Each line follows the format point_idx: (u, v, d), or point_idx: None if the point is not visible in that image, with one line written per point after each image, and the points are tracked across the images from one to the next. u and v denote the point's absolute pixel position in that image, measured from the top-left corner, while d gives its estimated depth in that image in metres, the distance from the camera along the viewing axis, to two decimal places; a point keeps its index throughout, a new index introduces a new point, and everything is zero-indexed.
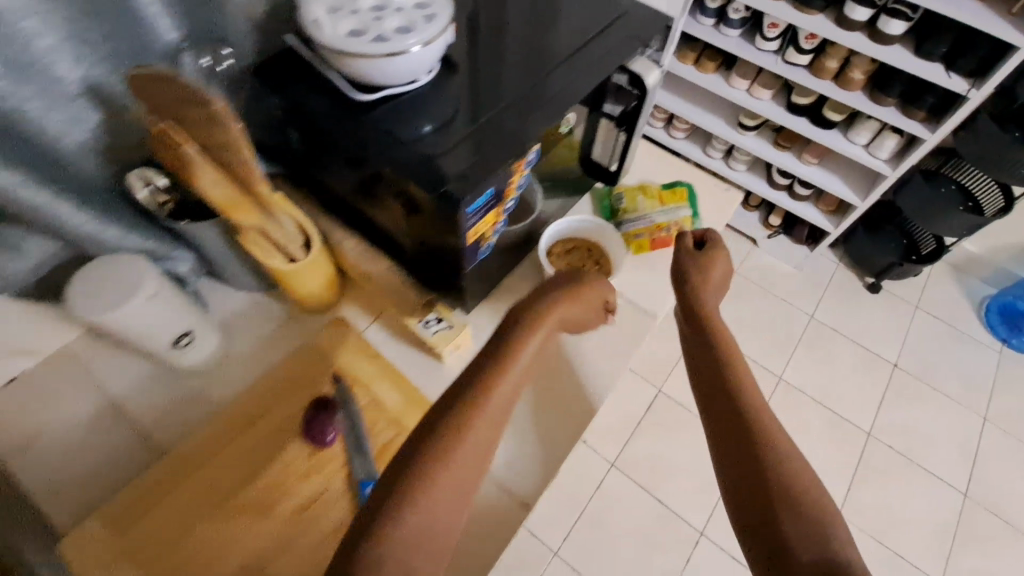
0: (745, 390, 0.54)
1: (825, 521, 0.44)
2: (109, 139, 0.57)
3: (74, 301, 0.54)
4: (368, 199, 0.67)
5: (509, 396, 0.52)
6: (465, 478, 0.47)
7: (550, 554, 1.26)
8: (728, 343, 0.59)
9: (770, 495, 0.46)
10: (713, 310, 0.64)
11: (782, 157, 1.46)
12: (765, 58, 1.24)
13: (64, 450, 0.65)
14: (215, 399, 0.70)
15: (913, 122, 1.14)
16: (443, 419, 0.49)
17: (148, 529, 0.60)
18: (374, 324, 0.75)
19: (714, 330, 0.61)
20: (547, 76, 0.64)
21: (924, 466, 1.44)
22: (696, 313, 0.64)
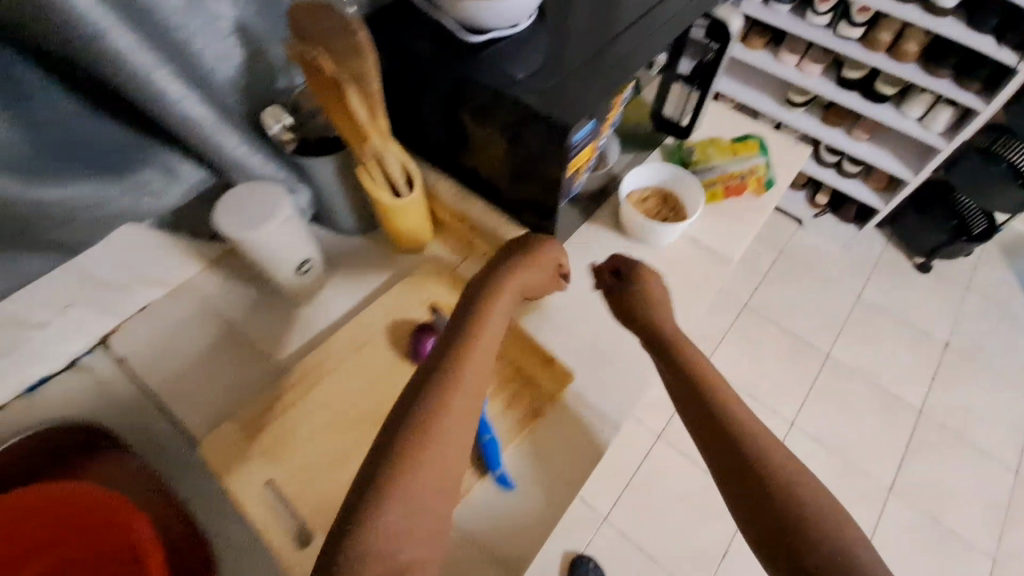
0: (728, 407, 0.54)
1: (830, 532, 0.45)
2: (245, 80, 0.61)
3: (219, 222, 0.59)
4: (468, 138, 0.71)
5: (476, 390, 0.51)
6: (441, 478, 0.46)
7: (599, 518, 1.28)
8: (689, 356, 0.60)
9: (782, 515, 0.47)
10: (668, 324, 0.64)
11: (833, 133, 1.48)
12: (817, 33, 1.30)
13: (188, 371, 0.71)
14: (322, 327, 0.75)
15: (967, 92, 1.20)
16: (411, 414, 0.48)
17: (276, 435, 0.65)
18: (464, 262, 0.79)
19: (673, 344, 0.62)
20: (614, 38, 0.66)
21: (971, 441, 1.43)
22: (650, 333, 0.64)
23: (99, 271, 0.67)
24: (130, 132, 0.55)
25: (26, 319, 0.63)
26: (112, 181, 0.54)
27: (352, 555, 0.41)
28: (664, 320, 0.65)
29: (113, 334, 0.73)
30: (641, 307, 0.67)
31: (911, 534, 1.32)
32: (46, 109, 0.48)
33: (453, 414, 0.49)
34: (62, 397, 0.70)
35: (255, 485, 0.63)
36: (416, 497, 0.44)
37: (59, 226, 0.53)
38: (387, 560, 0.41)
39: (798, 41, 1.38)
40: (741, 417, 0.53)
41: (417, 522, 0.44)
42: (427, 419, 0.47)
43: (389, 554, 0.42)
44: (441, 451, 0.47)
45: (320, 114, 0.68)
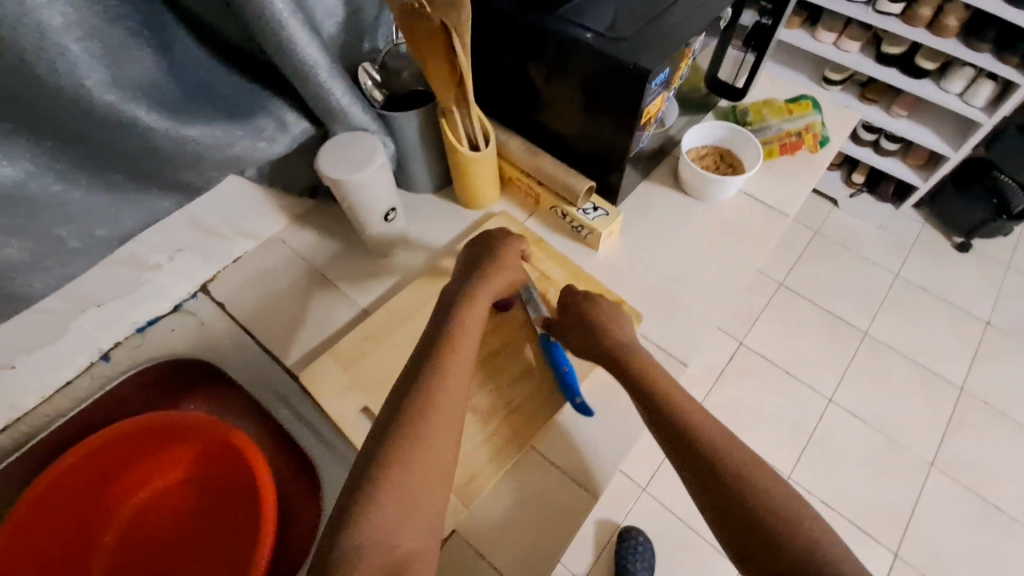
0: (690, 415, 0.56)
1: (794, 523, 0.49)
2: (342, 36, 0.68)
3: (321, 166, 0.63)
4: (541, 95, 0.76)
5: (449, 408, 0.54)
6: (431, 475, 0.51)
7: (639, 489, 1.20)
8: (647, 368, 0.61)
9: (749, 511, 0.50)
10: (627, 338, 0.65)
11: (869, 111, 1.39)
12: (855, 8, 1.21)
13: (280, 314, 0.76)
14: (400, 274, 0.79)
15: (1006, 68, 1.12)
16: (394, 424, 0.52)
17: (369, 367, 0.70)
18: (532, 218, 0.86)
19: (629, 358, 0.62)
20: (668, 8, 0.70)
21: (1019, 420, 1.31)
22: (607, 350, 0.64)
23: (204, 218, 0.73)
24: (247, 82, 0.60)
25: (144, 260, 0.70)
26: (235, 126, 0.59)
27: (350, 550, 0.46)
28: (620, 335, 0.65)
29: (210, 282, 0.79)
30: (597, 325, 0.65)
31: (955, 514, 1.22)
32: (185, 53, 0.54)
33: (439, 413, 0.53)
34: (167, 339, 0.75)
35: (353, 412, 0.68)
36: (405, 497, 0.49)
37: (186, 165, 0.58)
38: (387, 553, 0.46)
39: (835, 17, 1.29)
40: (702, 424, 0.55)
41: (408, 521, 0.48)
42: (412, 425, 0.52)
43: (384, 550, 0.46)
44: (425, 454, 0.51)
45: (405, 71, 0.72)
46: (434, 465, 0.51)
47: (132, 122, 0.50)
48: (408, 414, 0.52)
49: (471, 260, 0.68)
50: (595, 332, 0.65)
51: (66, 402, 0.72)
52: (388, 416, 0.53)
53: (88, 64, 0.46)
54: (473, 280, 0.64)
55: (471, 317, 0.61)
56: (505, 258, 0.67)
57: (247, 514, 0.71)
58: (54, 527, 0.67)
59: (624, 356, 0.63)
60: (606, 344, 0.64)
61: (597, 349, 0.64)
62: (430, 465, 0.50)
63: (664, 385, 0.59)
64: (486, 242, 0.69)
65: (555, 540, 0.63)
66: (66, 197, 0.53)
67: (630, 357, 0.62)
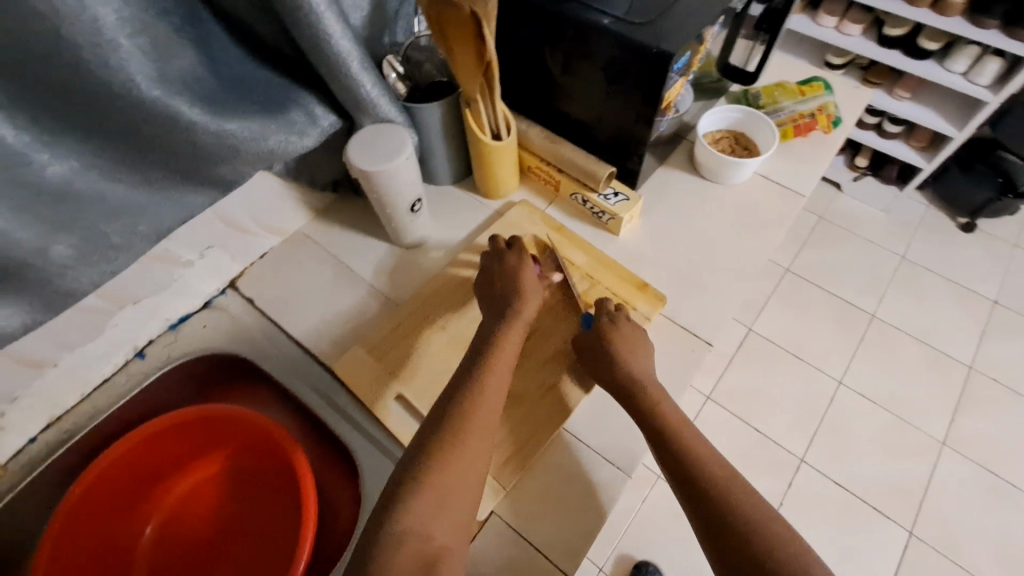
0: (682, 435, 0.56)
1: (787, 549, 0.46)
2: (367, 30, 0.70)
3: (353, 159, 0.64)
4: (562, 83, 0.77)
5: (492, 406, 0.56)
6: (472, 474, 0.52)
7: (654, 476, 1.20)
8: (658, 399, 0.61)
9: (739, 529, 0.48)
10: (640, 365, 0.64)
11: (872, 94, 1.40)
12: None
13: (309, 307, 0.77)
14: (426, 264, 0.81)
15: (1014, 42, 1.12)
16: (443, 423, 0.54)
17: (401, 355, 0.72)
18: (553, 205, 0.87)
19: (641, 386, 0.62)
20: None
21: None
22: (621, 376, 0.63)
23: (233, 214, 0.74)
24: (279, 77, 0.61)
25: (177, 258, 0.71)
26: (269, 120, 0.60)
27: (391, 533, 0.47)
28: (636, 360, 0.64)
29: (238, 279, 0.80)
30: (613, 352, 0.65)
31: (969, 490, 1.23)
32: (222, 49, 0.56)
33: (479, 416, 0.55)
34: (199, 335, 0.77)
35: (388, 399, 0.69)
36: (438, 503, 0.49)
37: (224, 160, 0.59)
38: (424, 541, 0.47)
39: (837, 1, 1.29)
40: (708, 457, 0.54)
41: (443, 517, 0.49)
42: (454, 419, 0.54)
43: (420, 540, 0.46)
44: (466, 451, 0.53)
45: (427, 63, 0.75)
46: (474, 459, 0.53)
47: (175, 117, 0.52)
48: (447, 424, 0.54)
49: (495, 283, 0.69)
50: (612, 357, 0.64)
51: (104, 399, 0.73)
52: (439, 411, 0.56)
53: (136, 61, 0.48)
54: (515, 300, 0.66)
55: (507, 340, 0.62)
56: (525, 280, 0.68)
57: (287, 501, 0.72)
58: (101, 519, 0.68)
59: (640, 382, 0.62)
60: (619, 370, 0.63)
61: (612, 376, 0.64)
62: (469, 461, 0.52)
63: (673, 416, 0.59)
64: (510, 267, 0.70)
65: (591, 515, 0.64)
66: (108, 192, 0.55)
67: (642, 387, 0.62)
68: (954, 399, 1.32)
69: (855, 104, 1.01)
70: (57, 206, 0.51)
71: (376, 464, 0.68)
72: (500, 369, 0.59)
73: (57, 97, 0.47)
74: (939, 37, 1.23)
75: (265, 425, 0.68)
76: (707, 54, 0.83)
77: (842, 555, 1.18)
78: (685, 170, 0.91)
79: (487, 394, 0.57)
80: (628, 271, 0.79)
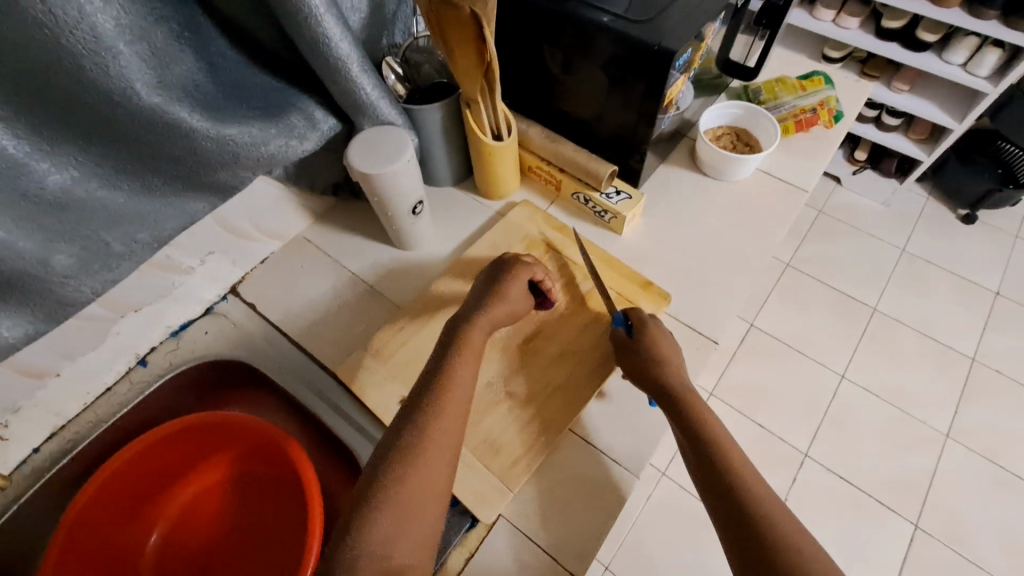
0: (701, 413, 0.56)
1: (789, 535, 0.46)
2: (366, 32, 0.70)
3: (354, 162, 0.64)
4: (563, 82, 0.76)
5: (459, 410, 0.54)
6: (434, 485, 0.49)
7: (657, 473, 1.20)
8: (691, 400, 0.58)
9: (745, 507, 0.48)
10: (672, 367, 0.62)
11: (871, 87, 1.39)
12: None
13: (310, 311, 0.77)
14: (428, 267, 0.80)
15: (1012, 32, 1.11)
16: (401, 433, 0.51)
17: (404, 359, 0.71)
18: (554, 205, 0.87)
19: (675, 387, 0.59)
20: None
21: None
22: (652, 376, 0.61)
23: (233, 219, 0.73)
24: (278, 82, 0.61)
25: (178, 264, 0.71)
26: (270, 125, 0.60)
27: (347, 554, 0.45)
28: (664, 359, 0.62)
29: (238, 284, 0.79)
30: (645, 352, 0.63)
31: (972, 482, 1.23)
32: (220, 55, 0.55)
33: (442, 423, 0.52)
34: (201, 342, 0.76)
35: (392, 403, 0.69)
36: (397, 523, 0.46)
37: (224, 166, 0.59)
38: (380, 563, 0.44)
39: None
40: (742, 467, 0.51)
41: (404, 533, 0.46)
42: (417, 426, 0.52)
43: (379, 560, 0.44)
44: (427, 461, 0.50)
45: (426, 65, 0.74)
46: (435, 470, 0.50)
47: (175, 124, 0.52)
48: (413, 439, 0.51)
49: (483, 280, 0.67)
50: (642, 359, 0.63)
51: (107, 408, 0.73)
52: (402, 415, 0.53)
53: (136, 68, 0.47)
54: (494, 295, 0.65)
55: (474, 345, 0.59)
56: (509, 287, 0.66)
57: (291, 508, 0.72)
58: (105, 529, 0.68)
59: (668, 382, 0.60)
60: (653, 368, 0.62)
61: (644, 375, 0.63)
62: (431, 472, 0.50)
63: (708, 417, 0.56)
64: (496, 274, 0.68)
65: (599, 517, 0.64)
66: (109, 201, 0.54)
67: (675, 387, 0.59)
68: (958, 392, 1.32)
69: (855, 98, 1.01)
70: (57, 215, 0.51)
71: None
72: (465, 376, 0.56)
73: (56, 106, 0.46)
74: (937, 28, 1.23)
75: (268, 432, 0.68)
76: (707, 51, 0.82)
77: (846, 548, 1.18)
78: (687, 167, 0.90)
79: (447, 404, 0.54)
80: (631, 270, 0.78)
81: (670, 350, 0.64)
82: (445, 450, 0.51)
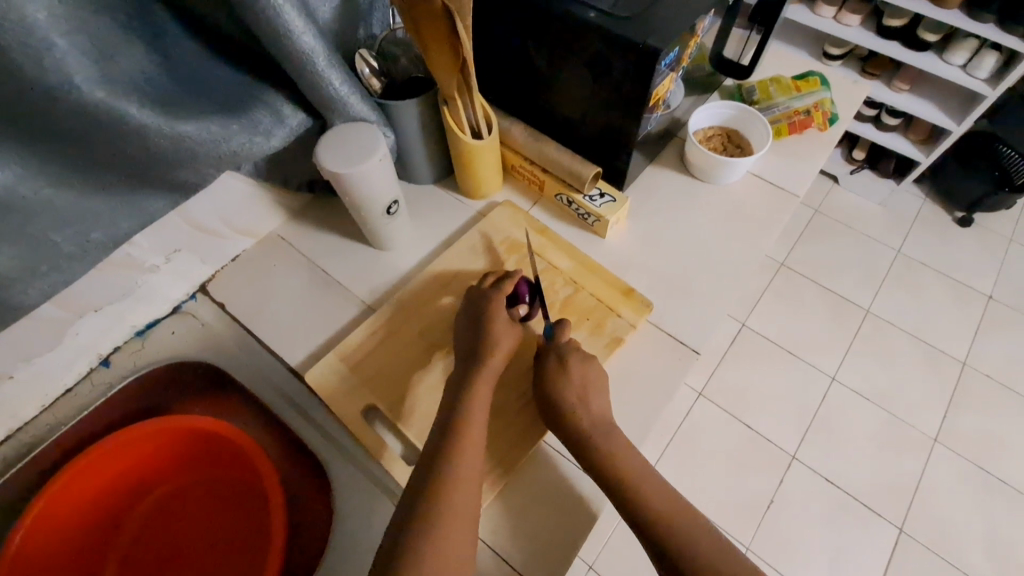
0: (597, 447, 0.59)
1: (699, 529, 0.53)
2: (338, 24, 0.67)
3: (324, 159, 0.61)
4: (547, 79, 0.73)
5: (470, 474, 0.54)
6: (461, 558, 0.50)
7: None
8: (660, 508, 0.55)
9: (659, 519, 0.54)
10: (631, 463, 0.58)
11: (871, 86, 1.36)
12: None
13: (280, 314, 0.74)
14: (404, 269, 0.77)
15: (1009, 37, 1.09)
16: (416, 498, 0.52)
17: (376, 365, 0.69)
18: (537, 206, 0.84)
19: (636, 499, 0.56)
20: None
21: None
22: (568, 431, 0.61)
23: (200, 217, 0.70)
24: (241, 75, 0.58)
25: (141, 263, 0.68)
26: (230, 120, 0.58)
27: None
28: (608, 439, 0.59)
29: (208, 283, 0.77)
30: (568, 386, 0.62)
31: (960, 486, 1.22)
32: (177, 47, 0.52)
33: (459, 496, 0.52)
34: (167, 342, 0.74)
35: (361, 411, 0.67)
36: None
37: (182, 163, 0.57)
38: None
39: None
40: (667, 502, 0.55)
41: None
42: (431, 497, 0.52)
43: None
44: (454, 534, 0.50)
45: (403, 58, 0.71)
46: (464, 534, 0.51)
47: (123, 120, 0.49)
48: (427, 508, 0.51)
49: (468, 320, 0.66)
50: (548, 398, 0.63)
51: (68, 410, 0.71)
52: (415, 485, 0.53)
53: (75, 61, 0.45)
54: (480, 330, 0.64)
55: (472, 403, 0.59)
56: (494, 320, 0.64)
57: (259, 514, 0.71)
58: (63, 534, 0.66)
59: (630, 485, 0.56)
60: (575, 423, 0.61)
61: (551, 409, 0.62)
62: (454, 541, 0.50)
63: (618, 446, 0.59)
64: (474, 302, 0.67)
65: (573, 521, 0.63)
66: (59, 201, 0.52)
67: (636, 496, 0.56)
68: (947, 396, 1.31)
69: (852, 99, 0.98)
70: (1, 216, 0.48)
71: (352, 478, 0.66)
72: (473, 436, 0.56)
73: None
74: (939, 28, 1.19)
75: (237, 438, 0.67)
76: (699, 47, 0.79)
77: (831, 549, 1.17)
78: (676, 168, 0.88)
79: (461, 469, 0.54)
80: (613, 277, 0.76)
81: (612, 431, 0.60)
82: (464, 516, 0.52)
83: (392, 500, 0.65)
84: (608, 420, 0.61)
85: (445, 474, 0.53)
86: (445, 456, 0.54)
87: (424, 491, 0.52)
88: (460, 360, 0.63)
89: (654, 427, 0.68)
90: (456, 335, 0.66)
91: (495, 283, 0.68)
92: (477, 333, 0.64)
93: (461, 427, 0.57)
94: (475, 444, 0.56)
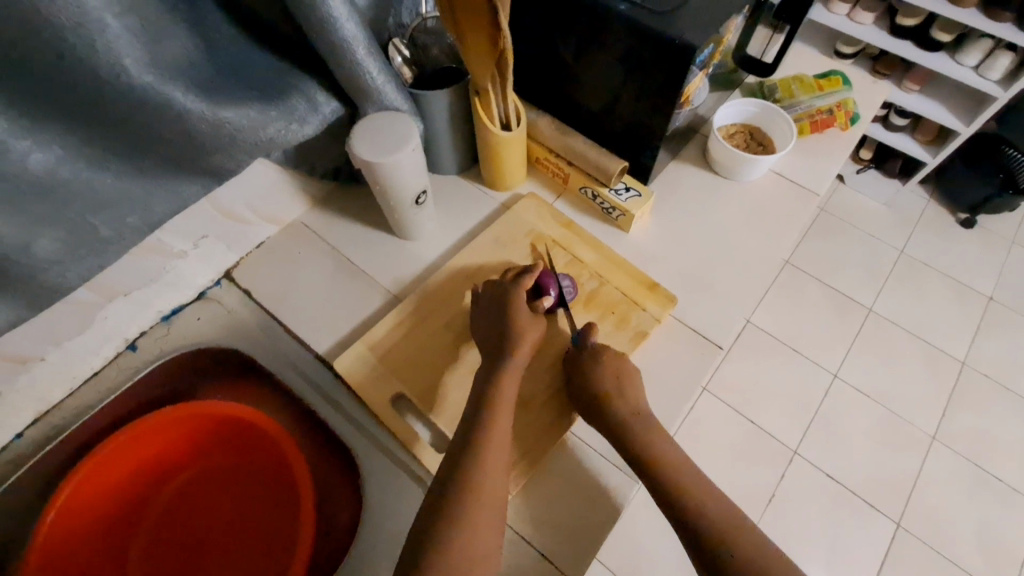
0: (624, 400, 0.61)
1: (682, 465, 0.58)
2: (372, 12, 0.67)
3: (359, 148, 0.61)
4: (576, 74, 0.73)
5: (500, 465, 0.55)
6: (490, 546, 0.51)
7: None
8: (692, 487, 0.57)
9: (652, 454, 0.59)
10: (711, 508, 0.55)
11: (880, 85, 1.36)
12: None
13: (307, 302, 0.74)
14: (430, 260, 0.78)
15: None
16: (448, 490, 0.52)
17: (403, 353, 0.70)
18: (561, 199, 0.84)
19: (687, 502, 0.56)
20: None
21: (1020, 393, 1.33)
22: (611, 422, 0.62)
23: (228, 203, 0.70)
24: (278, 60, 0.58)
25: (170, 248, 0.68)
26: (268, 107, 0.58)
27: None
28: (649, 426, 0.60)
29: (233, 269, 0.77)
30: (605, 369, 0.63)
31: (955, 485, 1.24)
32: (218, 31, 0.52)
33: (487, 486, 0.53)
34: (193, 328, 0.75)
35: (389, 400, 0.67)
36: None
37: (220, 149, 0.57)
38: None
39: None
40: (661, 443, 0.60)
41: None
42: (462, 489, 0.52)
43: None
44: (485, 523, 0.51)
45: (435, 47, 0.72)
46: (493, 523, 0.52)
47: (169, 105, 0.50)
48: (460, 499, 0.52)
49: (495, 312, 0.67)
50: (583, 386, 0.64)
51: (93, 393, 0.71)
52: (445, 476, 0.54)
53: (125, 45, 0.45)
54: (509, 321, 0.64)
55: (504, 394, 0.60)
56: (521, 312, 0.65)
57: (284, 502, 0.72)
58: (90, 516, 0.67)
59: (660, 464, 0.58)
60: (607, 416, 0.62)
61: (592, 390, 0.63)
62: (484, 532, 0.51)
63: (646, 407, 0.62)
64: (501, 293, 0.67)
65: (594, 523, 0.64)
66: (98, 184, 0.52)
67: (714, 535, 0.54)
68: (946, 395, 1.33)
69: (870, 99, 0.98)
70: (43, 198, 0.48)
71: (378, 466, 0.67)
72: (502, 427, 0.57)
73: (43, 84, 0.43)
74: (952, 28, 1.19)
75: (266, 426, 0.68)
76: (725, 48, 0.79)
77: (828, 545, 1.19)
78: (698, 163, 0.88)
79: (489, 458, 0.54)
80: (638, 270, 0.76)
81: (677, 453, 0.59)
82: (494, 507, 0.53)
83: (417, 489, 0.65)
84: (641, 396, 0.62)
85: (476, 460, 0.54)
86: (475, 443, 0.55)
87: (455, 481, 0.53)
88: (492, 352, 0.64)
89: (676, 420, 0.69)
90: (483, 327, 0.67)
91: (517, 278, 0.68)
92: (506, 325, 0.64)
93: (490, 414, 0.58)
94: (501, 436, 0.57)
